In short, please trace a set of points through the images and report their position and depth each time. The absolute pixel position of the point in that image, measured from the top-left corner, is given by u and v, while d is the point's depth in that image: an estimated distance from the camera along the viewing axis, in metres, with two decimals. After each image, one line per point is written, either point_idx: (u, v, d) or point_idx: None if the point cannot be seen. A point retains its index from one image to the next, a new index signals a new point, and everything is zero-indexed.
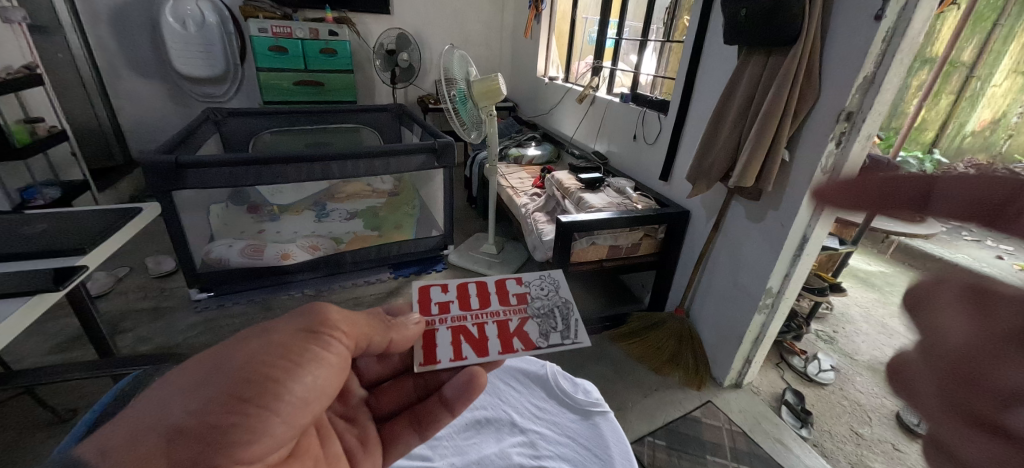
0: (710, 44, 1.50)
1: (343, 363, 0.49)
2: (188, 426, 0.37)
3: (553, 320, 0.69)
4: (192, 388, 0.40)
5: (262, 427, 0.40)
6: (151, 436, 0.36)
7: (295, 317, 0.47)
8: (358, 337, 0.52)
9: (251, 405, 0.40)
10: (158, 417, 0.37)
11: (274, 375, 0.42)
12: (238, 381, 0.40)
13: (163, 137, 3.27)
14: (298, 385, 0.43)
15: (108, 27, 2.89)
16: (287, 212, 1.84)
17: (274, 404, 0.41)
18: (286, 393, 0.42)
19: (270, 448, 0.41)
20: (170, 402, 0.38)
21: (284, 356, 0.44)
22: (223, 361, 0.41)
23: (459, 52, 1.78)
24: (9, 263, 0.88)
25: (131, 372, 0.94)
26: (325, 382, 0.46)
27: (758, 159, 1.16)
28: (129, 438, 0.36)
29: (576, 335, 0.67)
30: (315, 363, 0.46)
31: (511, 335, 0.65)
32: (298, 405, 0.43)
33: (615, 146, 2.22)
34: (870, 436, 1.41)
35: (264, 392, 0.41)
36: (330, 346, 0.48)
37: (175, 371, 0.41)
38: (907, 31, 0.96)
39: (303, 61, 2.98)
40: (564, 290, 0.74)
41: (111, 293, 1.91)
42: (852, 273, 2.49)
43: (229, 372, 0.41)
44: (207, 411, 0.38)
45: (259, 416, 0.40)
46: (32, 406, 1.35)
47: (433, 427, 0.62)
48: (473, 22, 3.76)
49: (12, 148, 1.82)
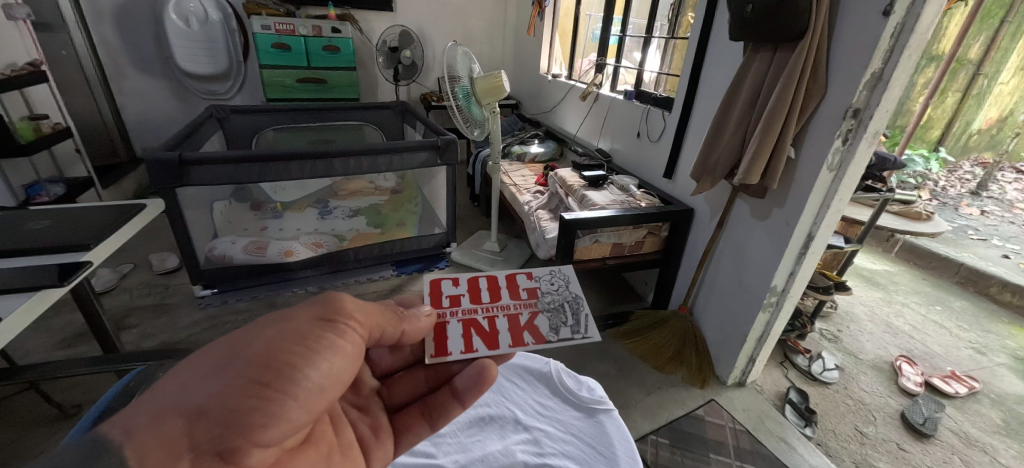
0: (715, 40, 1.48)
1: (358, 352, 0.48)
2: (208, 409, 0.36)
3: (563, 314, 0.69)
4: (210, 372, 0.38)
5: (281, 412, 0.39)
6: (171, 417, 0.35)
7: (310, 304, 0.47)
8: (371, 327, 0.51)
9: (271, 390, 0.39)
10: (177, 398, 0.36)
11: (293, 360, 0.41)
12: (257, 366, 0.39)
13: (166, 134, 3.28)
14: (315, 371, 0.43)
15: (112, 24, 2.89)
16: (290, 209, 1.88)
17: (293, 388, 0.40)
18: (303, 378, 0.41)
19: (288, 434, 0.40)
20: (189, 385, 0.37)
21: (301, 341, 0.43)
22: (241, 345, 0.40)
23: (463, 48, 1.77)
24: (12, 259, 0.88)
25: (135, 368, 0.94)
26: (340, 369, 0.45)
27: (765, 155, 1.15)
28: (149, 419, 0.34)
29: (586, 329, 0.68)
30: (331, 350, 0.45)
31: (521, 328, 0.65)
32: (315, 391, 0.42)
33: (618, 144, 2.21)
34: (874, 435, 1.41)
35: (283, 378, 0.40)
36: (345, 334, 0.47)
37: (192, 356, 0.40)
38: (917, 26, 0.95)
39: (306, 58, 2.98)
40: (574, 285, 0.74)
41: (116, 290, 1.92)
42: (857, 272, 2.48)
43: (248, 356, 0.39)
44: (226, 394, 0.37)
45: (278, 400, 0.39)
46: (38, 401, 1.36)
47: (443, 419, 0.61)
48: (476, 19, 3.75)
49: (17, 144, 1.82)
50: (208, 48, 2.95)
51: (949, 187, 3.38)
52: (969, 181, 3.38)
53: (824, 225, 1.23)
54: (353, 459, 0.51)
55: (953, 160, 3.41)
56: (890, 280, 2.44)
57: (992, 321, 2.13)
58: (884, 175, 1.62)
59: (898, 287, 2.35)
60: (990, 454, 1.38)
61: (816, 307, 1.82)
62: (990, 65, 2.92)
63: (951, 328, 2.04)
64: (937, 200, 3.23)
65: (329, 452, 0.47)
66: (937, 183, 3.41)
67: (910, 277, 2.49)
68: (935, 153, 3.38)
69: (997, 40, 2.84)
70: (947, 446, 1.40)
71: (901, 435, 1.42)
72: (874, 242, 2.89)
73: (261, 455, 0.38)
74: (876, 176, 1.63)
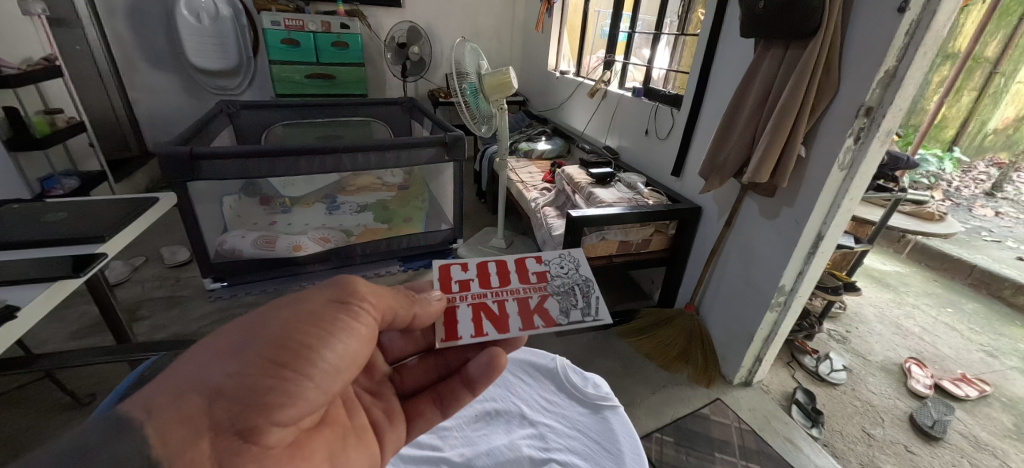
0: (726, 36, 1.47)
1: (371, 334, 0.50)
2: (227, 388, 0.38)
3: (573, 297, 0.67)
4: (229, 351, 0.40)
5: (297, 392, 0.41)
6: (190, 396, 0.37)
7: (323, 287, 0.48)
8: (384, 310, 0.52)
9: (286, 370, 0.41)
10: (197, 377, 0.38)
11: (307, 341, 0.43)
12: (274, 347, 0.41)
13: (177, 129, 3.31)
14: (330, 352, 0.44)
15: (124, 20, 2.92)
16: (298, 204, 1.86)
17: (309, 369, 0.42)
18: (319, 360, 0.43)
19: (306, 413, 0.42)
20: (208, 364, 0.39)
21: (315, 322, 0.45)
22: (257, 328, 0.42)
23: (471, 44, 1.76)
24: (31, 249, 0.90)
25: (149, 357, 0.94)
26: (356, 351, 0.47)
27: (773, 154, 1.14)
28: (170, 398, 0.36)
29: (596, 312, 0.65)
30: (345, 333, 0.46)
31: (531, 311, 0.64)
32: (330, 372, 0.44)
33: (626, 141, 2.20)
34: (882, 437, 1.40)
35: (298, 358, 0.42)
36: (358, 316, 0.48)
37: (211, 336, 0.42)
38: (932, 24, 0.93)
39: (315, 54, 2.99)
40: (584, 268, 0.72)
41: (128, 282, 1.95)
42: (868, 272, 2.45)
43: (265, 337, 0.41)
44: (244, 374, 0.39)
45: (295, 380, 0.41)
46: (53, 390, 1.39)
47: (454, 406, 0.64)
48: (484, 15, 3.73)
49: (33, 138, 1.85)
50: (218, 44, 2.97)
51: (963, 187, 3.33)
52: (984, 181, 3.33)
53: (834, 226, 1.22)
54: (367, 442, 0.53)
55: (967, 161, 3.36)
56: (901, 280, 2.41)
57: (1004, 323, 2.11)
58: (897, 174, 1.60)
59: (909, 288, 2.33)
60: (1000, 458, 1.37)
61: (825, 308, 1.81)
62: (1007, 63, 2.86)
63: (962, 330, 2.01)
64: (951, 200, 3.18)
65: (343, 433, 0.50)
66: (951, 184, 3.36)
67: (921, 278, 2.47)
68: (950, 153, 3.33)
69: (1015, 38, 2.78)
70: (956, 449, 1.38)
71: (909, 437, 1.41)
72: (885, 242, 2.85)
73: (279, 434, 0.40)
74: (889, 175, 1.61)
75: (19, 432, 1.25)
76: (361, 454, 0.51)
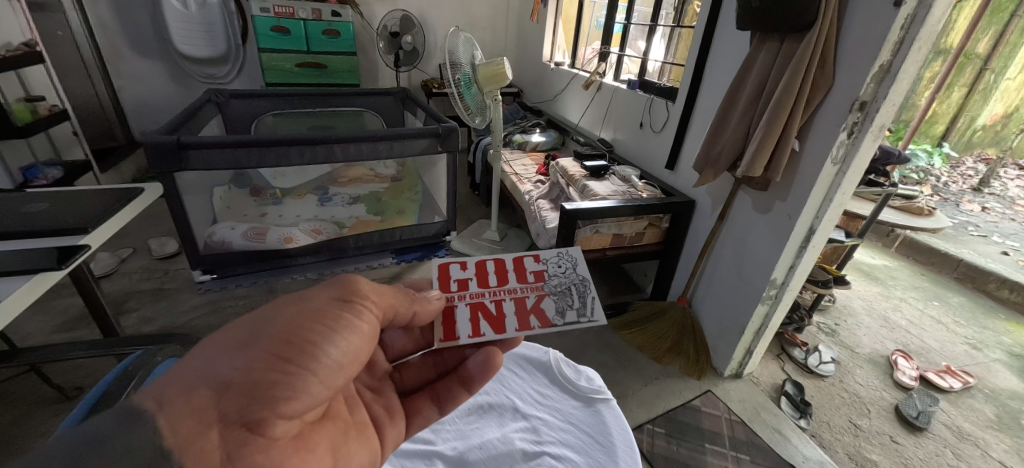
0: (722, 29, 1.46)
1: (374, 330, 0.49)
2: (235, 381, 0.37)
3: (570, 297, 0.66)
4: (237, 346, 0.39)
5: (302, 386, 0.40)
6: (199, 389, 0.36)
7: (328, 285, 0.47)
8: (386, 307, 0.52)
9: (291, 365, 0.40)
10: (204, 371, 0.37)
11: (311, 337, 0.42)
12: (280, 342, 0.40)
13: (164, 119, 3.25)
14: (333, 348, 0.43)
15: (107, 4, 2.84)
16: (289, 196, 1.82)
17: (313, 364, 0.41)
18: (322, 356, 0.42)
19: (310, 407, 0.41)
20: (216, 359, 0.38)
21: (320, 320, 0.44)
22: (264, 322, 0.41)
23: (464, 34, 1.74)
24: (12, 241, 0.87)
25: (136, 351, 0.92)
26: (359, 348, 0.46)
27: (768, 146, 1.14)
28: (179, 390, 0.35)
29: (592, 313, 0.65)
30: (348, 329, 0.45)
31: (527, 311, 0.63)
32: (333, 368, 0.43)
33: (622, 134, 2.18)
34: (868, 428, 1.42)
35: (302, 353, 0.41)
36: (361, 314, 0.48)
37: (216, 333, 0.40)
38: (927, 18, 0.93)
39: (305, 43, 2.93)
40: (582, 268, 0.70)
41: (115, 274, 1.92)
42: (858, 267, 2.47)
43: (271, 332, 0.41)
44: (251, 367, 0.38)
45: (301, 375, 0.40)
46: (39, 384, 1.37)
47: (452, 404, 0.64)
48: (479, 6, 3.68)
49: (12, 126, 1.81)
50: (205, 30, 2.90)
51: (951, 182, 3.38)
52: (972, 177, 3.39)
53: (826, 219, 1.22)
54: (368, 437, 0.53)
55: (956, 156, 3.40)
56: (889, 274, 2.45)
57: (989, 317, 2.15)
58: (887, 169, 1.61)
59: (897, 282, 2.36)
60: (982, 448, 1.40)
61: (815, 300, 1.84)
62: (997, 60, 2.89)
63: (948, 323, 2.05)
64: (939, 195, 3.22)
65: (345, 427, 0.49)
66: (939, 179, 3.41)
67: (909, 272, 2.50)
68: (940, 148, 3.34)
69: (1007, 35, 2.79)
70: (940, 440, 1.41)
71: (894, 427, 1.44)
72: (875, 237, 2.88)
73: (284, 427, 0.39)
74: (880, 170, 1.63)
75: (6, 425, 1.23)
76: (363, 448, 0.50)
